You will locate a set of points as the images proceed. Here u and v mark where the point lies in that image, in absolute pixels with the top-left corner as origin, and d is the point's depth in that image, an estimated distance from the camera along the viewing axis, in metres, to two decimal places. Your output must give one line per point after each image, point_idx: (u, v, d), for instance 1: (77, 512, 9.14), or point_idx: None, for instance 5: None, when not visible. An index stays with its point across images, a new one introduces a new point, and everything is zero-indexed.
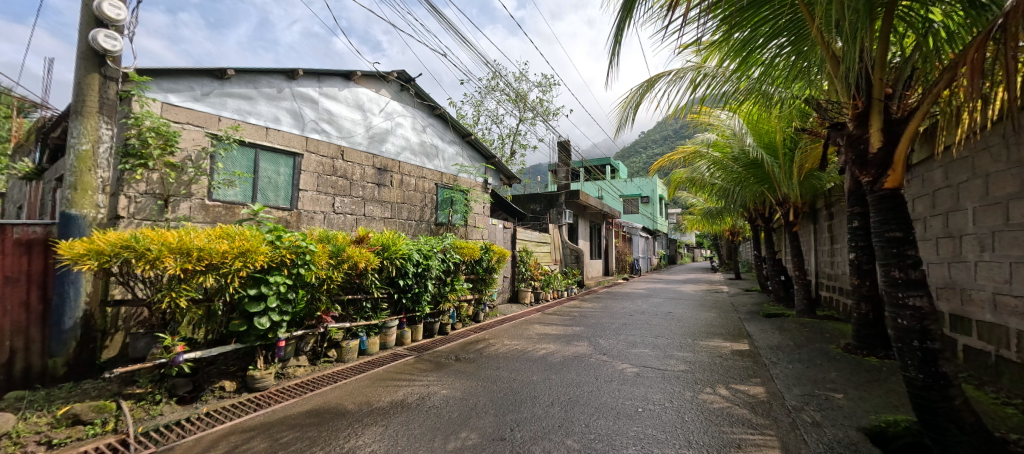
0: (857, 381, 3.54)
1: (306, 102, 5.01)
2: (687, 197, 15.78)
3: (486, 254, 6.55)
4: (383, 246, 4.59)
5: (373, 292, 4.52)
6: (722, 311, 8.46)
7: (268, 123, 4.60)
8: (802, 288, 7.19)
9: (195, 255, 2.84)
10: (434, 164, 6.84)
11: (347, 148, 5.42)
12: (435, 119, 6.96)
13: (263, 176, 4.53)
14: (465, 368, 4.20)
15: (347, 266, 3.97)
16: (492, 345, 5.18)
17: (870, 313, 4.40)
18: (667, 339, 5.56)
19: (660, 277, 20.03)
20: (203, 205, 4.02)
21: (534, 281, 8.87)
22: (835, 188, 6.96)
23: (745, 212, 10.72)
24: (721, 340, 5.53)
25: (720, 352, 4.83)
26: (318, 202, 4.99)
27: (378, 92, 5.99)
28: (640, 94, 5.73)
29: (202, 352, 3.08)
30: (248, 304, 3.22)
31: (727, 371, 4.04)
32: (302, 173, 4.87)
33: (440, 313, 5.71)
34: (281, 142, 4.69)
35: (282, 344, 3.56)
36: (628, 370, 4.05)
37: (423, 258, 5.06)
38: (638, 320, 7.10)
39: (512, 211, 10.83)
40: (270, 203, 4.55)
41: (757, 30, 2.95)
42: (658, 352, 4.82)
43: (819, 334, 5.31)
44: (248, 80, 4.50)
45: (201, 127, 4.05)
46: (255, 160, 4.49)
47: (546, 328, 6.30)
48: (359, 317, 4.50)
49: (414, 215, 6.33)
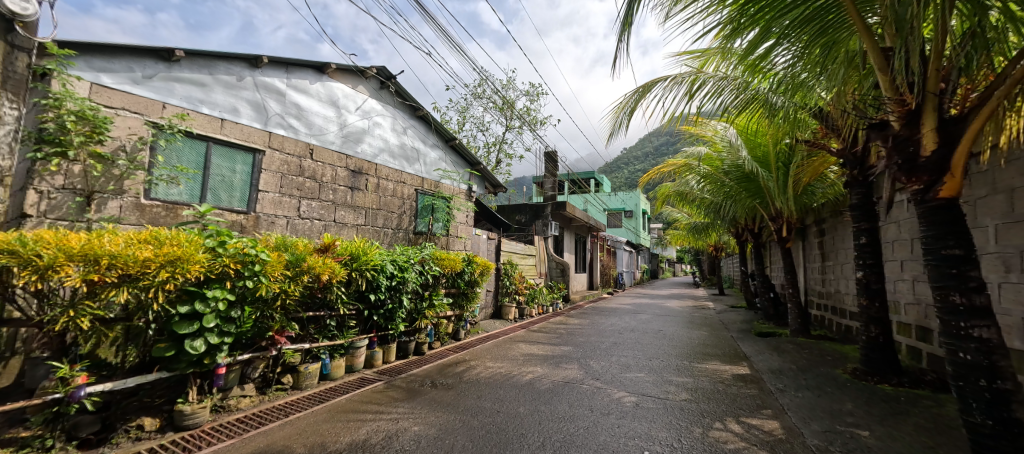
0: (879, 414, 3.19)
1: (271, 93, 4.49)
2: (672, 212, 15.69)
3: (468, 266, 6.06)
4: (352, 255, 4.05)
5: (339, 308, 3.96)
6: (713, 329, 8.16)
7: (225, 115, 4.06)
8: (796, 306, 6.96)
9: (105, 264, 2.29)
10: (415, 168, 6.35)
11: (318, 146, 4.91)
12: (417, 121, 6.49)
13: (214, 174, 3.97)
14: (442, 396, 3.68)
15: (308, 278, 3.43)
16: (473, 368, 4.67)
17: (881, 336, 4.08)
18: (662, 361, 5.16)
19: (644, 291, 19.88)
20: (138, 205, 3.45)
21: (518, 296, 8.41)
22: (828, 204, 6.80)
23: (732, 227, 10.58)
24: (719, 362, 5.17)
25: (721, 377, 4.46)
26: (280, 205, 4.45)
27: (355, 89, 5.50)
28: (636, 100, 5.45)
29: (114, 384, 2.51)
30: (177, 325, 2.66)
31: (734, 401, 3.66)
32: (263, 172, 4.33)
33: (416, 331, 5.18)
34: (239, 136, 4.15)
35: (222, 370, 3.00)
36: (626, 400, 3.61)
37: (398, 271, 4.54)
38: (629, 339, 6.71)
39: (497, 222, 10.40)
40: (222, 205, 4.00)
41: (768, 31, 2.70)
42: (655, 376, 4.41)
43: (821, 357, 5.02)
44: (202, 64, 3.95)
45: (140, 114, 3.49)
46: (207, 155, 3.93)
47: (531, 348, 5.83)
48: (323, 336, 3.94)
49: (391, 223, 5.82)
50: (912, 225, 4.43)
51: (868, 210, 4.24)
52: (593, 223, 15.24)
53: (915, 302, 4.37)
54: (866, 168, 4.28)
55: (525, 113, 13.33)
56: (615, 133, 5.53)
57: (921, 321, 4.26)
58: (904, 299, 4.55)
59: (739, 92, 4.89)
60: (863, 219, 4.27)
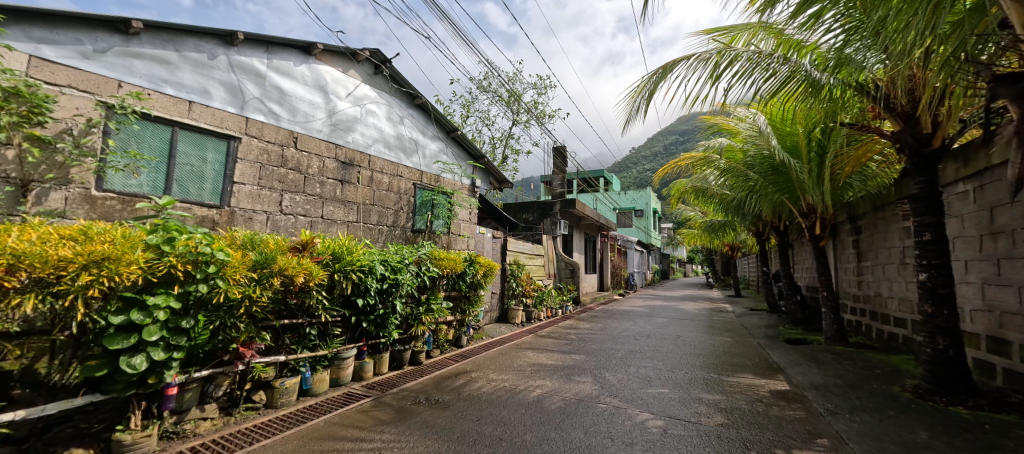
0: (967, 449, 2.61)
1: (249, 74, 4.03)
2: (686, 210, 15.00)
3: (470, 267, 5.55)
4: (335, 255, 3.57)
5: (320, 315, 3.46)
6: (735, 334, 7.55)
7: (194, 97, 3.61)
8: (831, 311, 6.33)
9: (3, 265, 1.82)
10: (413, 161, 5.85)
11: (303, 134, 4.44)
12: (415, 110, 5.99)
13: (181, 163, 3.53)
14: (435, 419, 3.17)
15: (279, 281, 2.96)
16: (475, 381, 4.15)
17: (950, 350, 3.48)
18: (686, 373, 4.61)
19: (657, 293, 19.13)
20: (89, 197, 3.01)
21: (525, 298, 7.92)
22: (866, 199, 6.19)
23: (753, 225, 9.92)
24: (750, 374, 4.61)
25: (758, 394, 3.87)
26: (258, 198, 4.00)
27: (346, 73, 5.01)
28: (654, 83, 4.89)
29: (28, 412, 2.06)
30: (110, 339, 2.20)
31: (780, 427, 3.09)
32: (238, 161, 3.87)
33: (411, 338, 4.69)
34: (211, 122, 3.71)
35: (174, 391, 2.54)
36: (651, 424, 3.07)
37: (390, 272, 4.04)
38: (646, 346, 6.14)
39: (503, 219, 9.89)
40: (191, 198, 3.56)
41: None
42: (681, 393, 3.85)
43: (869, 371, 4.42)
44: (166, 39, 3.50)
45: (90, 94, 3.05)
46: (172, 142, 3.48)
47: (539, 356, 5.31)
48: (304, 346, 3.45)
49: (387, 220, 5.35)
50: (979, 220, 3.84)
51: (932, 201, 3.66)
52: (604, 221, 14.61)
53: (985, 309, 3.76)
54: (926, 153, 3.71)
55: (532, 107, 12.79)
56: (632, 119, 5.00)
57: (993, 331, 3.66)
58: (969, 306, 3.95)
59: (771, 72, 4.31)
60: (925, 212, 3.70)
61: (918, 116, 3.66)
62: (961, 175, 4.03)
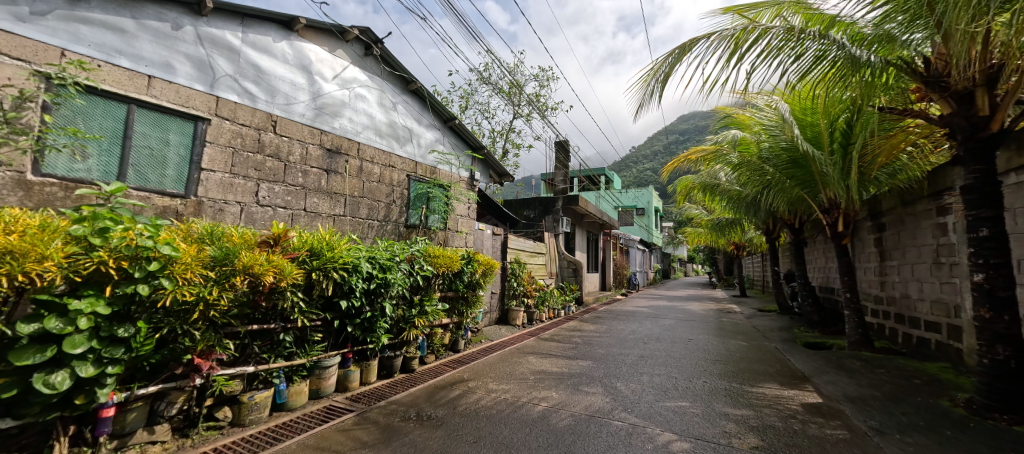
0: None
1: (220, 49, 3.59)
2: (692, 208, 14.56)
3: (468, 265, 5.11)
4: (313, 251, 3.14)
5: (296, 319, 3.03)
6: (749, 337, 7.15)
7: (155, 71, 3.19)
8: (855, 314, 5.91)
9: None
10: (407, 150, 5.41)
11: (283, 118, 4.01)
12: (410, 96, 5.55)
13: (139, 145, 3.11)
14: (427, 440, 2.75)
15: (243, 281, 2.53)
16: (472, 392, 3.72)
17: (1012, 361, 3.07)
18: (705, 382, 4.19)
19: (660, 293, 18.70)
20: (23, 182, 2.56)
21: (526, 299, 7.53)
22: (893, 194, 5.76)
23: (764, 222, 9.48)
24: (775, 383, 4.20)
25: (789, 409, 3.45)
26: (230, 187, 3.57)
27: (333, 52, 4.57)
28: (670, 64, 4.44)
29: None
30: (18, 353, 1.78)
31: (825, 451, 2.67)
32: (206, 145, 3.44)
33: (403, 344, 4.27)
34: (175, 100, 3.29)
35: (111, 412, 2.11)
36: (676, 448, 2.66)
37: (378, 271, 3.61)
38: (656, 351, 5.74)
39: (503, 216, 9.47)
40: (150, 186, 3.14)
41: None
42: (704, 407, 3.43)
43: (907, 382, 4.01)
44: (120, 4, 3.07)
45: (24, 61, 2.62)
46: (128, 121, 3.06)
47: (543, 362, 4.89)
48: (277, 355, 3.02)
49: (378, 214, 4.93)
50: None
51: (990, 191, 3.23)
52: (606, 219, 14.19)
53: None
54: (984, 138, 3.28)
55: (535, 99, 12.33)
56: (644, 104, 4.57)
57: None
58: None
59: (800, 51, 3.89)
60: (981, 204, 3.27)
61: (975, 94, 3.22)
62: (1015, 165, 3.61)
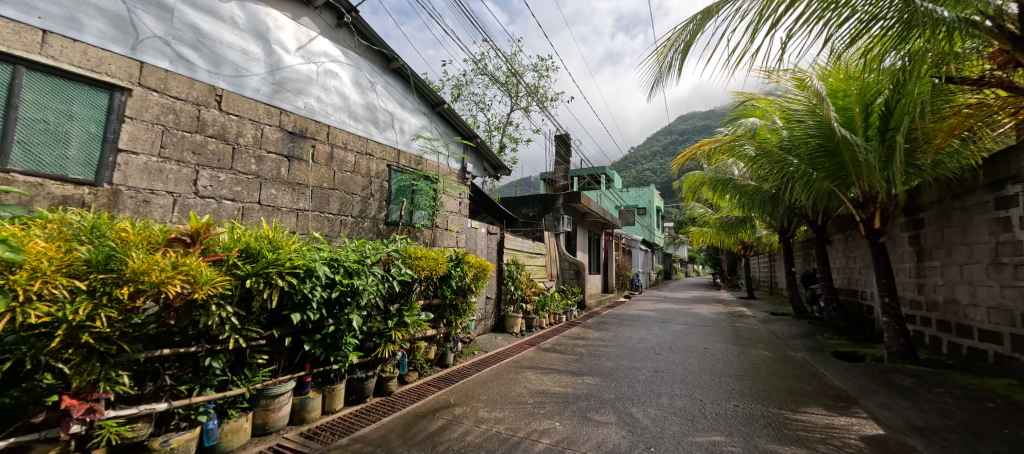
0: None
1: (146, 5, 2.95)
2: (698, 206, 13.94)
3: (456, 268, 4.42)
4: (250, 252, 2.48)
5: (228, 340, 2.37)
6: (770, 346, 6.48)
7: (52, 25, 2.52)
8: (894, 321, 5.24)
9: None
10: (388, 137, 4.74)
11: (231, 92, 3.35)
12: (391, 76, 4.88)
13: (29, 118, 2.45)
14: None
15: (137, 292, 1.87)
16: (458, 424, 3.04)
17: None
18: (736, 405, 3.53)
19: (664, 294, 18.00)
20: None
21: (525, 304, 6.80)
22: (937, 185, 5.12)
23: (781, 220, 8.81)
24: (819, 407, 3.54)
25: (850, 446, 2.78)
26: (159, 174, 2.90)
27: (297, 21, 3.92)
28: (691, 32, 3.74)
29: None
30: None
31: None
32: (125, 121, 2.77)
33: (378, 362, 3.61)
34: (81, 63, 2.62)
35: None
36: None
37: (342, 276, 2.94)
38: (672, 363, 5.08)
39: (500, 213, 8.79)
40: (45, 170, 2.48)
41: None
42: (744, 444, 2.77)
43: (978, 407, 3.36)
44: None
45: None
46: (13, 87, 2.39)
47: (544, 380, 4.23)
48: (205, 386, 2.35)
49: (352, 209, 4.27)
50: None
51: None
52: (609, 218, 13.54)
53: None
54: None
55: (534, 90, 11.68)
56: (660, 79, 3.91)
57: None
58: None
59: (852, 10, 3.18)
60: None
61: None
62: None
